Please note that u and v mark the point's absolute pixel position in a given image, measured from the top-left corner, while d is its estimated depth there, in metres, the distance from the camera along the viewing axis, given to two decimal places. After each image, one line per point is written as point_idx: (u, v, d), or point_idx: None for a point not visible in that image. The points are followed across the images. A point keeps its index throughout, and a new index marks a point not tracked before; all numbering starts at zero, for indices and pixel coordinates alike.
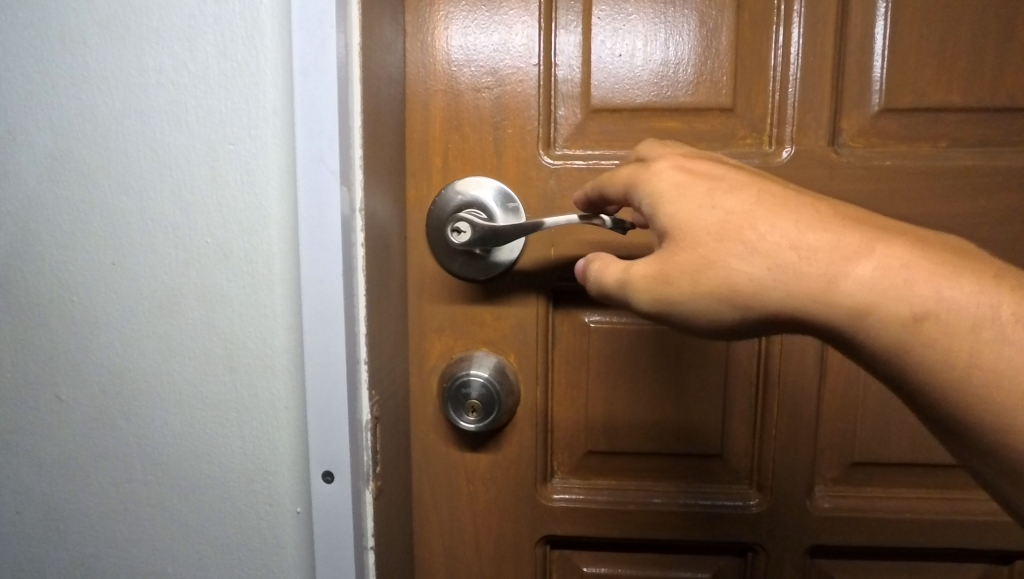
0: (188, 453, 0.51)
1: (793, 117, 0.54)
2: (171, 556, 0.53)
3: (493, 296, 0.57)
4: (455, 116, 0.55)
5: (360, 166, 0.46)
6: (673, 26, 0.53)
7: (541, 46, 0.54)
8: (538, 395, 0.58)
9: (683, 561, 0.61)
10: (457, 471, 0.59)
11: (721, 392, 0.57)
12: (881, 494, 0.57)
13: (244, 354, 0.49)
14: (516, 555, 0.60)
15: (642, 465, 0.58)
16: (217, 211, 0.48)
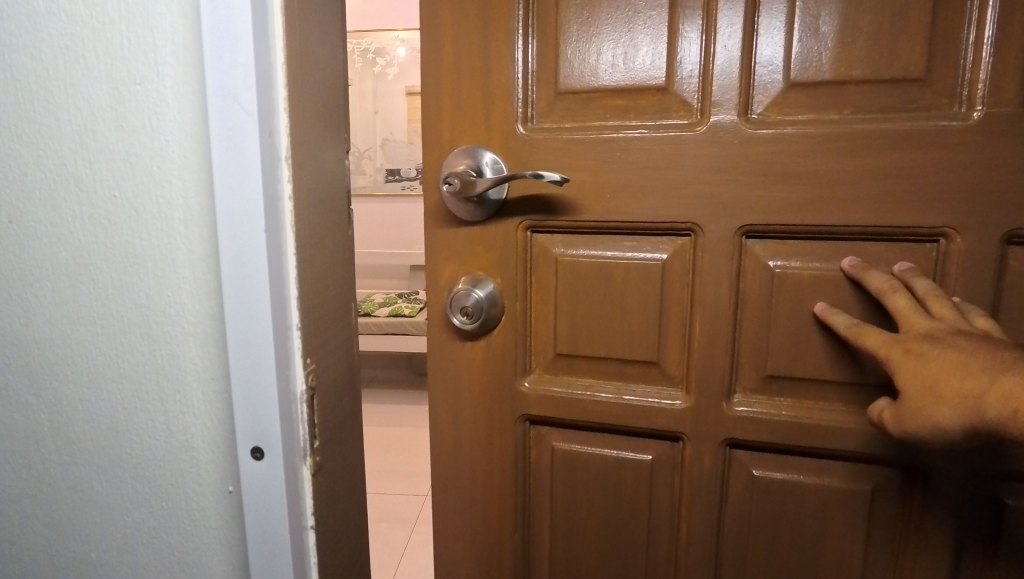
0: (106, 431, 0.46)
1: (708, 92, 0.53)
2: (94, 542, 0.48)
3: (481, 229, 0.60)
4: (442, 94, 0.58)
5: (284, 109, 0.41)
6: (624, 14, 0.54)
7: (519, 44, 0.56)
8: (518, 309, 0.61)
9: (630, 445, 0.62)
10: (463, 385, 0.63)
11: (654, 312, 0.58)
12: (795, 408, 0.57)
13: (162, 321, 0.44)
14: (496, 490, 0.65)
15: (603, 367, 0.61)
16: (124, 160, 0.42)
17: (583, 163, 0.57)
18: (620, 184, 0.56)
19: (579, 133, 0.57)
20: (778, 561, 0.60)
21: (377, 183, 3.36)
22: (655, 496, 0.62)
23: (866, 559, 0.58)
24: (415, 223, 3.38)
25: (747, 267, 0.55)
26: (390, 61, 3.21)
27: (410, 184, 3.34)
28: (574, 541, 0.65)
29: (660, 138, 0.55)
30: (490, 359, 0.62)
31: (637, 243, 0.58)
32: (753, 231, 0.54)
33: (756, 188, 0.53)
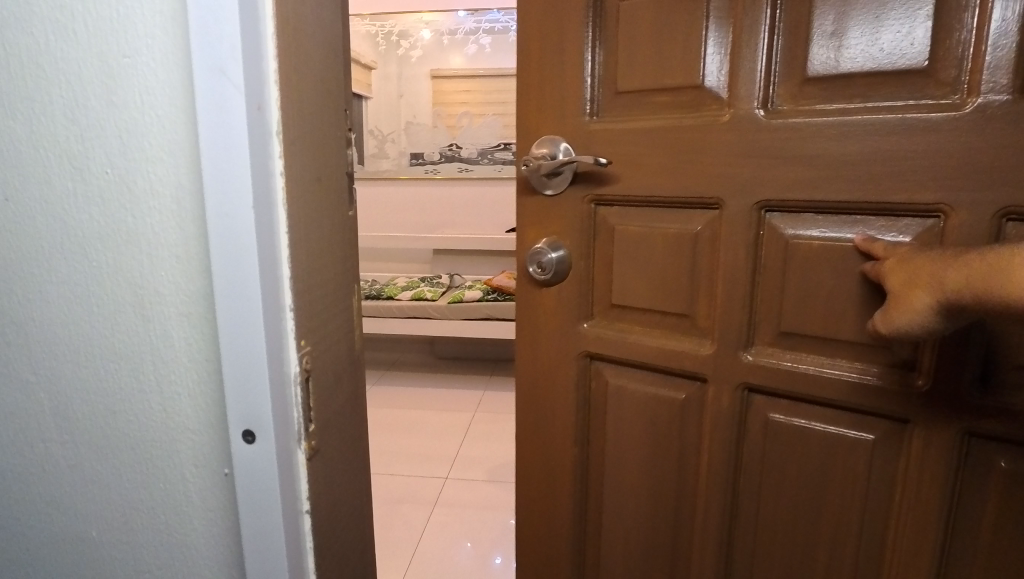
0: (104, 411, 0.46)
1: (735, 86, 0.65)
2: (94, 521, 0.49)
3: (558, 203, 0.78)
4: (530, 98, 0.78)
5: (274, 81, 0.39)
6: (671, 24, 0.68)
7: (590, 56, 0.73)
8: (585, 267, 0.78)
9: (666, 382, 0.76)
10: (540, 325, 0.83)
11: (688, 272, 0.71)
12: (803, 360, 0.66)
13: (156, 301, 0.43)
14: (563, 409, 0.84)
15: (646, 317, 0.76)
16: (115, 136, 0.41)
17: (634, 148, 0.72)
18: (663, 166, 0.70)
19: (632, 124, 0.72)
20: (786, 496, 0.70)
21: (400, 166, 3.34)
22: (684, 429, 0.75)
23: (866, 502, 0.65)
24: (437, 205, 3.37)
25: (765, 237, 0.66)
26: (413, 43, 3.20)
27: (431, 166, 3.32)
28: (621, 459, 0.81)
29: (693, 126, 0.68)
30: (560, 305, 0.81)
31: (675, 216, 0.71)
32: (770, 206, 0.64)
33: (769, 168, 0.64)
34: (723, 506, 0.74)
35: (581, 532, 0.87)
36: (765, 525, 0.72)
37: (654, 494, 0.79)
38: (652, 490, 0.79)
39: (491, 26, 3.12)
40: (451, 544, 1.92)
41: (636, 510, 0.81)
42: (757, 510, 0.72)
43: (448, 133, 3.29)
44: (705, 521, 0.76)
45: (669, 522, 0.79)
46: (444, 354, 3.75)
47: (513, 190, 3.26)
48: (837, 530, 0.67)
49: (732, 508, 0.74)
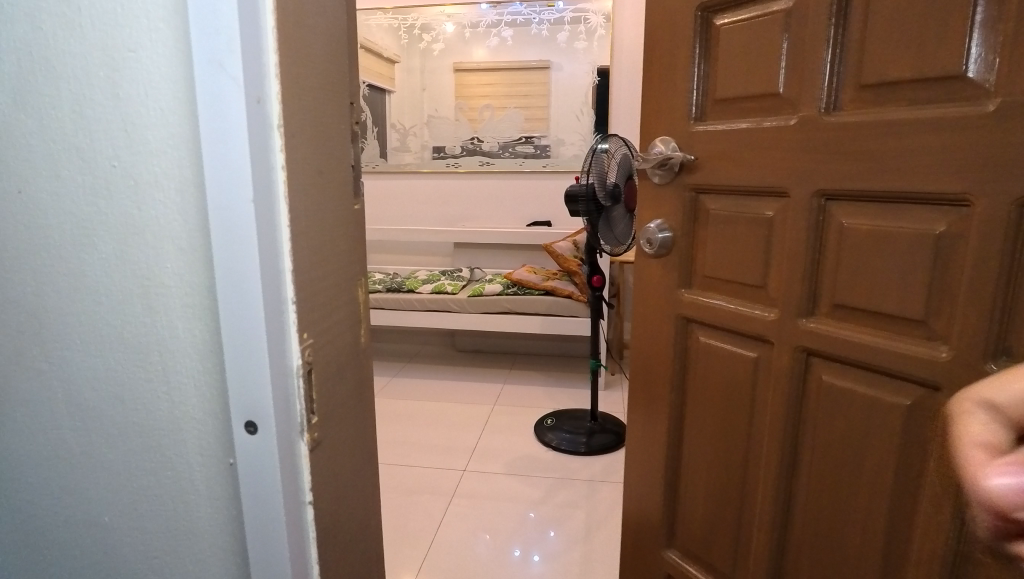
0: (115, 400, 0.47)
1: (806, 92, 0.75)
2: (106, 507, 0.50)
3: (666, 194, 0.94)
4: (651, 106, 0.94)
5: (274, 75, 0.39)
6: (760, 41, 0.79)
7: (697, 70, 0.88)
8: (686, 243, 0.93)
9: (743, 342, 0.87)
10: (648, 290, 1.00)
11: (764, 248, 0.82)
12: (853, 329, 0.73)
13: (161, 293, 0.44)
14: (660, 361, 0.99)
15: (730, 286, 0.88)
16: (121, 130, 0.42)
17: (724, 147, 0.85)
18: (747, 160, 0.82)
19: (726, 126, 0.85)
20: (834, 448, 0.76)
21: (422, 160, 3.37)
22: (759, 385, 0.85)
23: (900, 463, 0.69)
24: (457, 198, 3.37)
25: (829, 222, 0.74)
26: (436, 36, 3.20)
27: (453, 160, 3.33)
28: (708, 407, 0.93)
29: (770, 128, 0.79)
30: (665, 275, 0.97)
31: (755, 203, 0.83)
32: (829, 194, 0.73)
33: (825, 162, 0.73)
34: (785, 453, 0.82)
35: (675, 466, 1.01)
36: (817, 475, 0.79)
37: (731, 439, 0.90)
38: (729, 435, 0.90)
39: (513, 18, 3.11)
40: (469, 535, 1.94)
41: (716, 451, 0.93)
42: (812, 460, 0.79)
43: (470, 126, 3.28)
44: (767, 465, 0.85)
45: (742, 464, 0.89)
46: (464, 347, 3.77)
47: (533, 184, 3.27)
48: (875, 486, 0.72)
49: (794, 456, 0.82)
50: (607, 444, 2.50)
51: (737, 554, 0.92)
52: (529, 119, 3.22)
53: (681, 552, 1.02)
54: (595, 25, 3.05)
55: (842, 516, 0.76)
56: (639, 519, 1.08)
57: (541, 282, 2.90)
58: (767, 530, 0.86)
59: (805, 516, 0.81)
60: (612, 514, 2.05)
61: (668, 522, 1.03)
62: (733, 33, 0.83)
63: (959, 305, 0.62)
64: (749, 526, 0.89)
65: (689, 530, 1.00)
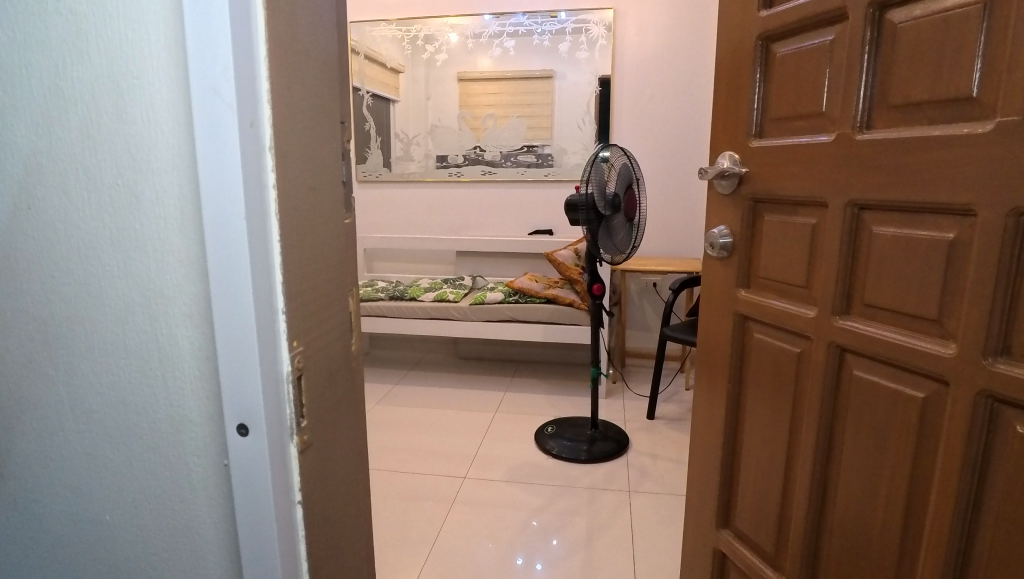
0: (117, 404, 0.50)
1: (840, 110, 0.77)
2: (108, 506, 0.52)
3: (725, 203, 0.98)
4: (718, 123, 0.99)
5: (266, 100, 0.42)
6: (805, 61, 0.83)
7: (758, 88, 0.91)
8: (743, 245, 0.96)
9: (787, 338, 0.89)
10: (711, 289, 1.04)
11: (807, 249, 0.84)
12: (881, 327, 0.74)
13: (164, 303, 0.46)
14: (719, 358, 1.03)
15: (779, 286, 0.90)
16: (125, 151, 0.45)
17: (773, 162, 0.88)
18: (791, 173, 0.85)
19: (778, 142, 0.88)
20: (862, 441, 0.78)
21: (425, 169, 3.40)
22: (802, 380, 0.87)
23: (915, 463, 0.71)
24: (459, 207, 3.41)
25: (860, 226, 0.76)
26: (439, 46, 3.25)
27: (455, 169, 3.37)
28: (759, 400, 0.95)
29: (811, 143, 0.82)
30: (725, 277, 1.00)
31: (799, 210, 0.86)
32: (859, 203, 0.76)
33: (855, 175, 0.75)
34: (821, 445, 0.84)
35: (731, 455, 1.03)
36: (849, 467, 0.80)
37: (778, 431, 0.92)
38: (776, 429, 0.92)
39: (516, 29, 3.15)
40: (471, 542, 1.95)
41: (766, 443, 0.95)
42: (844, 453, 0.81)
43: (473, 135, 3.32)
44: (806, 456, 0.86)
45: (786, 455, 0.91)
46: (467, 355, 3.81)
47: (534, 193, 3.30)
48: (896, 478, 0.74)
49: (829, 448, 0.84)
50: (607, 452, 2.51)
51: (780, 540, 0.93)
52: (532, 128, 3.26)
53: (734, 535, 1.04)
54: (596, 35, 3.08)
55: (868, 506, 0.78)
56: (697, 501, 1.12)
57: (542, 290, 2.92)
58: (804, 518, 0.88)
59: (838, 506, 0.83)
60: (614, 522, 2.07)
61: (723, 506, 1.06)
62: (788, 58, 0.86)
63: (964, 308, 0.64)
64: (789, 522, 0.91)
65: (739, 515, 1.02)
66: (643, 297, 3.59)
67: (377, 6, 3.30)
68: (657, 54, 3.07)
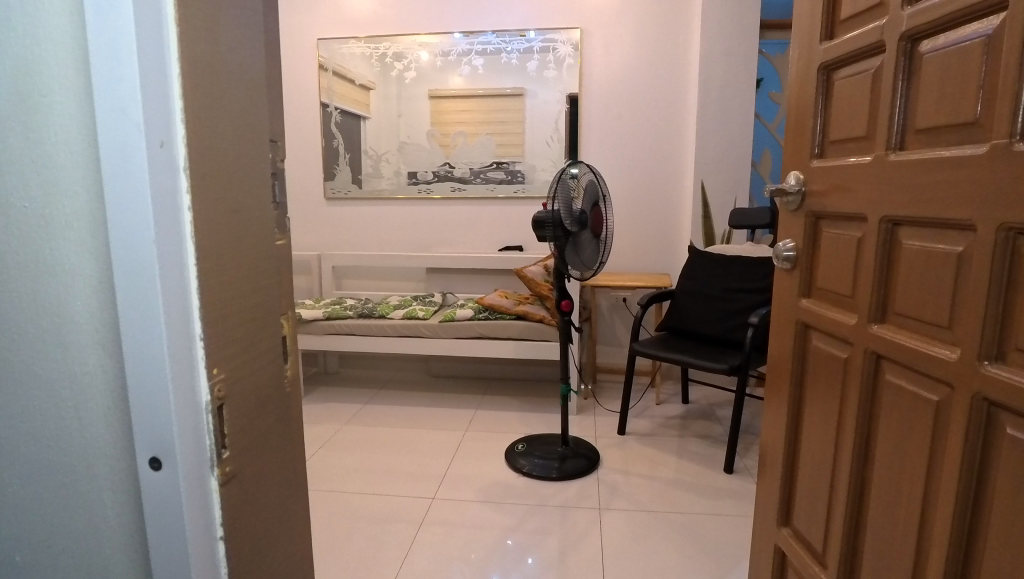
0: (27, 438, 0.47)
1: (879, 131, 0.80)
2: (19, 545, 0.49)
3: (791, 217, 1.02)
4: (790, 141, 1.02)
5: (180, 120, 0.41)
6: (854, 84, 0.85)
7: (818, 110, 0.94)
8: (804, 255, 0.98)
9: (834, 344, 0.90)
10: (783, 298, 1.05)
11: (851, 258, 0.85)
12: (907, 335, 0.75)
13: (74, 327, 0.44)
14: (784, 362, 1.04)
15: (831, 295, 0.91)
16: (33, 173, 0.43)
17: (826, 179, 0.91)
18: (839, 189, 0.88)
19: (831, 161, 0.90)
20: (891, 443, 0.78)
21: (394, 186, 3.39)
22: (843, 386, 0.87)
23: (930, 466, 0.71)
24: (430, 224, 3.39)
25: (892, 239, 0.78)
26: (409, 64, 3.25)
27: (426, 186, 3.36)
28: (813, 405, 0.96)
29: (854, 163, 0.84)
30: (790, 285, 1.02)
31: (845, 223, 0.88)
32: (890, 219, 0.78)
33: (886, 192, 0.78)
34: (858, 448, 0.84)
35: (792, 457, 1.03)
36: (880, 471, 0.80)
37: (825, 435, 0.92)
38: (824, 433, 0.92)
39: (484, 47, 3.17)
40: (444, 563, 1.92)
41: (817, 448, 0.95)
42: (877, 456, 0.81)
43: (442, 152, 3.31)
44: (845, 459, 0.87)
45: (831, 459, 0.91)
46: (439, 372, 3.78)
47: (503, 210, 3.32)
48: (914, 479, 0.74)
49: (864, 453, 0.84)
50: (579, 469, 2.50)
51: (825, 539, 0.92)
52: (502, 146, 3.27)
53: (791, 533, 1.03)
54: (564, 55, 3.12)
55: (893, 507, 0.78)
56: (765, 497, 1.12)
57: (512, 306, 2.92)
58: (842, 519, 0.87)
59: (871, 510, 0.82)
60: (589, 539, 2.05)
61: (785, 504, 1.05)
62: (841, 85, 0.88)
63: (967, 317, 0.66)
64: (831, 523, 0.90)
65: (797, 513, 1.01)
66: (612, 313, 3.61)
67: (347, 24, 3.29)
68: (629, 72, 3.11)
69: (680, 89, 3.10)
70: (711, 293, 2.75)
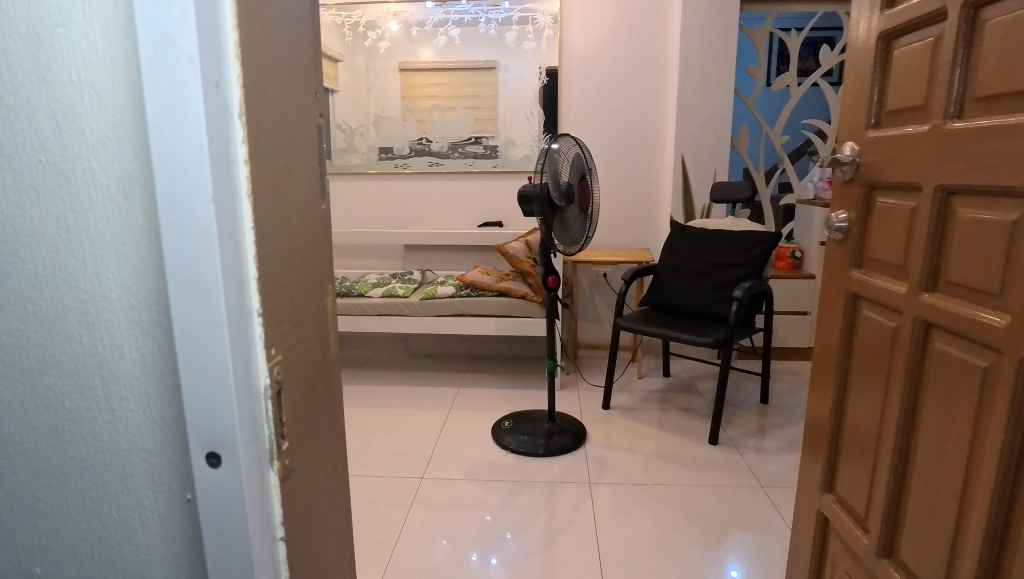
0: (47, 432, 0.41)
1: (938, 99, 0.77)
2: (37, 555, 0.43)
3: (844, 187, 0.98)
4: (846, 108, 0.97)
5: (234, 55, 0.34)
6: (914, 52, 0.82)
7: (875, 79, 0.90)
8: (855, 224, 0.95)
9: (884, 314, 0.88)
10: (830, 268, 1.02)
11: (905, 226, 0.83)
12: (960, 304, 0.73)
13: (102, 306, 0.38)
14: (831, 333, 1.02)
15: (883, 265, 0.88)
16: (52, 120, 0.36)
17: (880, 150, 0.88)
18: (894, 159, 0.85)
19: (888, 132, 0.87)
20: (938, 411, 0.77)
21: (369, 162, 3.27)
22: (892, 356, 0.85)
23: (974, 432, 0.70)
24: (408, 201, 3.30)
25: (949, 208, 0.76)
26: (381, 34, 3.12)
27: (402, 161, 3.26)
28: (860, 376, 0.94)
29: (910, 133, 0.81)
30: (840, 255, 0.99)
31: (900, 192, 0.85)
32: (947, 187, 0.75)
33: (943, 161, 0.75)
34: (904, 417, 0.83)
35: (836, 428, 1.01)
36: (925, 439, 0.79)
37: (872, 405, 0.90)
38: (871, 402, 0.91)
39: (461, 18, 3.07)
40: (428, 541, 1.90)
41: (863, 417, 0.93)
42: (922, 425, 0.80)
43: (418, 126, 3.21)
44: (890, 428, 0.85)
45: (876, 429, 0.89)
46: (418, 351, 3.71)
47: (482, 185, 3.24)
48: (958, 444, 0.73)
49: (910, 421, 0.82)
50: (565, 445, 2.49)
51: (868, 503, 0.91)
52: (479, 120, 3.18)
53: (835, 499, 1.02)
54: (543, 26, 3.05)
55: (936, 473, 0.77)
56: (808, 466, 1.10)
57: (493, 283, 2.86)
58: (885, 485, 0.86)
59: (914, 477, 0.81)
60: (575, 514, 2.05)
61: (828, 471, 1.04)
62: (901, 54, 0.84)
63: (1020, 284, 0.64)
64: (874, 490, 0.89)
65: (841, 478, 0.99)
66: (592, 290, 3.58)
67: None
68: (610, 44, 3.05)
69: (661, 62, 3.05)
70: (693, 268, 2.75)
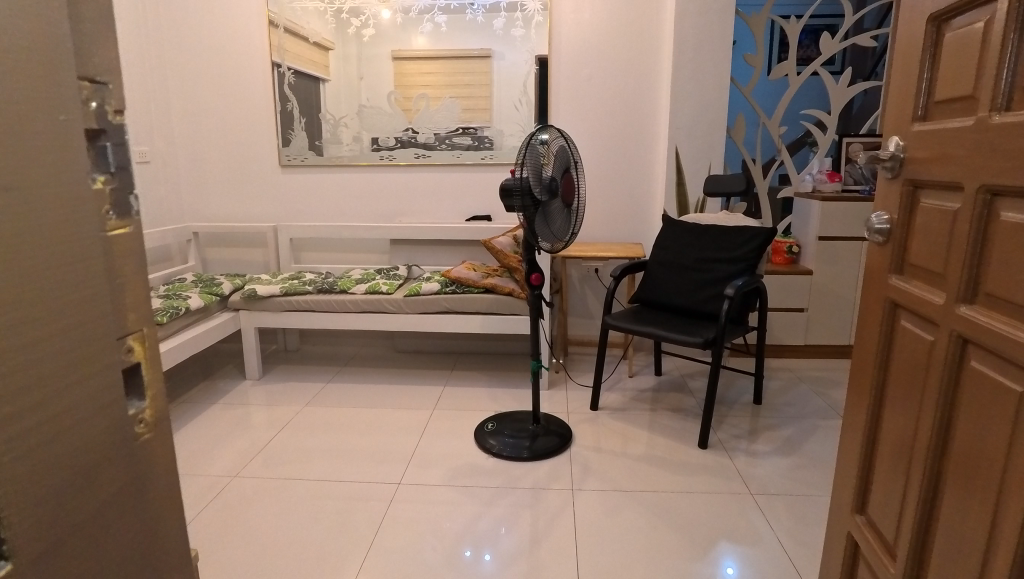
0: None
1: (985, 90, 0.65)
2: None
3: (889, 185, 0.85)
4: (893, 97, 0.85)
5: None
6: (966, 36, 0.70)
7: (922, 67, 0.78)
8: (895, 225, 0.83)
9: (923, 327, 0.77)
10: (869, 273, 0.91)
11: (945, 229, 0.72)
12: (998, 320, 0.63)
13: None
14: (868, 344, 0.90)
15: (923, 272, 0.77)
16: None
17: (923, 145, 0.77)
18: (939, 156, 0.73)
19: (933, 126, 0.75)
20: (969, 439, 0.67)
21: (354, 153, 3.15)
22: (927, 374, 0.75)
23: (1004, 465, 0.60)
24: (394, 193, 3.18)
25: (991, 210, 0.65)
26: (366, 20, 2.97)
27: (388, 152, 3.13)
28: (896, 393, 0.83)
29: (956, 128, 0.70)
30: (880, 260, 0.87)
31: (943, 193, 0.74)
32: (991, 187, 0.64)
33: (986, 160, 0.64)
34: (935, 441, 0.72)
35: (871, 447, 0.90)
36: (955, 467, 0.69)
37: (906, 426, 0.80)
38: (904, 424, 0.80)
39: (448, 3, 2.92)
40: (416, 540, 1.82)
41: (896, 438, 0.82)
42: (954, 454, 0.70)
43: (405, 117, 3.08)
44: (920, 452, 0.75)
45: (908, 451, 0.79)
46: (404, 348, 3.60)
47: (471, 177, 3.12)
48: (988, 478, 0.63)
49: (942, 449, 0.72)
50: (550, 447, 2.38)
51: (897, 529, 0.81)
52: (467, 110, 3.05)
53: (865, 522, 0.91)
54: (533, 11, 2.89)
55: (963, 506, 0.67)
56: (840, 483, 0.99)
57: (479, 279, 2.74)
58: (914, 515, 0.76)
59: (942, 510, 0.71)
60: (561, 517, 1.96)
61: (859, 490, 0.93)
62: (954, 38, 0.72)
63: None
64: (903, 519, 0.79)
65: (873, 499, 0.89)
66: (585, 284, 3.48)
67: None
68: (604, 30, 2.90)
69: (655, 49, 2.91)
70: (683, 264, 2.64)
